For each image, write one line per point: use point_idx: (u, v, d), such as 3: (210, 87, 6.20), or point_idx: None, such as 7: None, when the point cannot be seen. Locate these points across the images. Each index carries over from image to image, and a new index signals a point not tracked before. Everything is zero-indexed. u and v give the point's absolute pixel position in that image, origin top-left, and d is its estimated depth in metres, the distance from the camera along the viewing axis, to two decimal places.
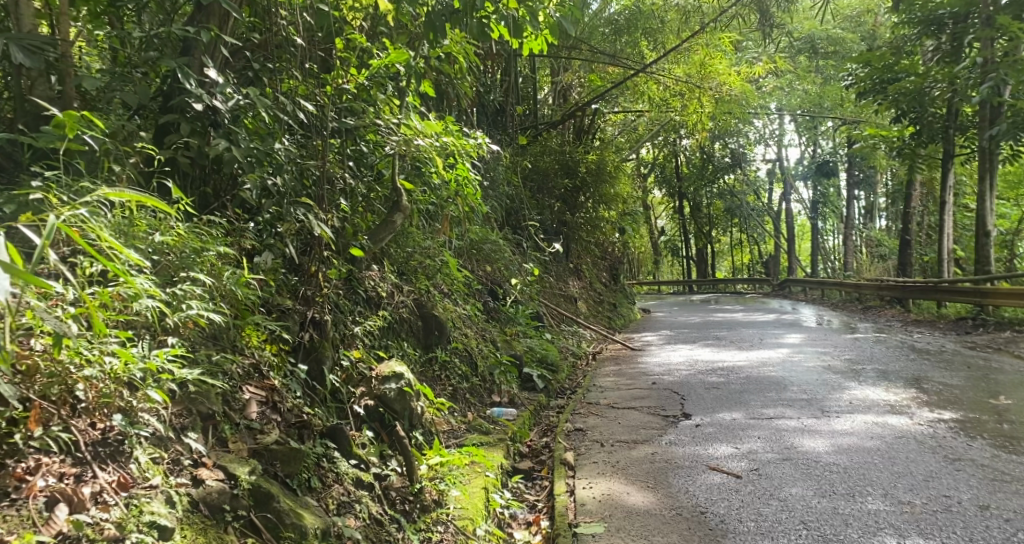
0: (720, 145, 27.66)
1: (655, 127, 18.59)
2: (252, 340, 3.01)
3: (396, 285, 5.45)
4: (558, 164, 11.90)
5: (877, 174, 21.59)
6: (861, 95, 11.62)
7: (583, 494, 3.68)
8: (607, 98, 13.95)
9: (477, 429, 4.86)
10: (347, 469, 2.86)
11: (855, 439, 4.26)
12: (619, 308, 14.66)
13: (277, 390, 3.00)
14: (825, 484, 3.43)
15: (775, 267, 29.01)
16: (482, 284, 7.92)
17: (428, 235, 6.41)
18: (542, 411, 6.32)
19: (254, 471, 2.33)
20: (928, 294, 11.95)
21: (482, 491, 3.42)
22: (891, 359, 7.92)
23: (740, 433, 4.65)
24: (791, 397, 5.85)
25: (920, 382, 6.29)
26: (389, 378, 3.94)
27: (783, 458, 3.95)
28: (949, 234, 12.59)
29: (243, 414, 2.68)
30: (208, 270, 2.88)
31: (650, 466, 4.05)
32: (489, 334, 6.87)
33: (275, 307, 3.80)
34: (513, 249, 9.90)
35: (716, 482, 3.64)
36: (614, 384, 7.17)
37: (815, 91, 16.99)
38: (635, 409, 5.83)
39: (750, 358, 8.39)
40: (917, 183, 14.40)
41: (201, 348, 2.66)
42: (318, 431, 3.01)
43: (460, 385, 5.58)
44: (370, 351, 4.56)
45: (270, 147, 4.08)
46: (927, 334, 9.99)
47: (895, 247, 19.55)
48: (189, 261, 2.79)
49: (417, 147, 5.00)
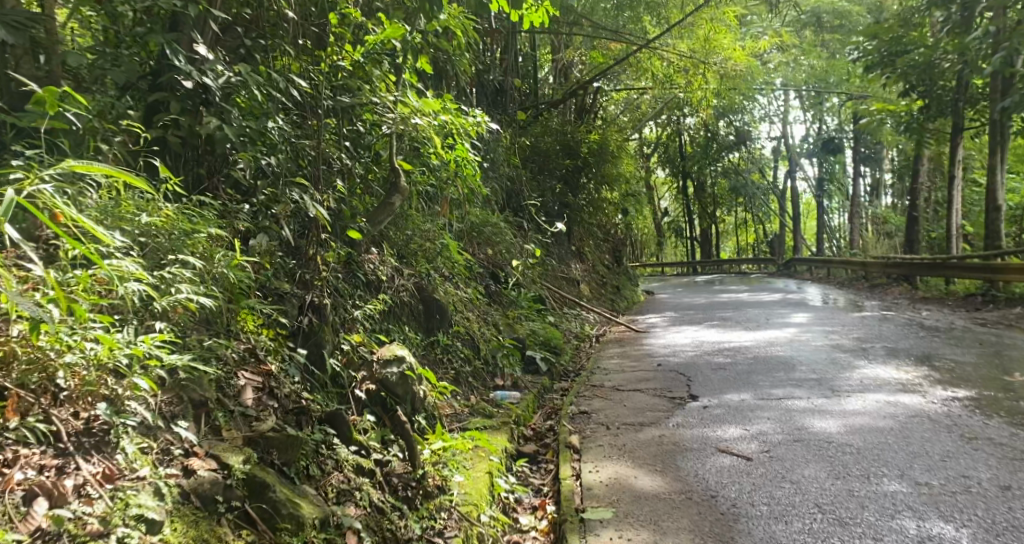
0: (723, 123, 27.37)
1: (658, 106, 18.36)
2: (246, 325, 2.94)
3: (396, 268, 5.36)
4: (560, 144, 11.73)
5: (884, 150, 21.33)
6: (868, 69, 11.41)
7: (590, 479, 3.60)
8: (609, 76, 13.73)
9: (480, 413, 4.78)
10: (348, 455, 2.78)
11: (868, 418, 4.16)
12: (622, 290, 14.56)
13: (274, 375, 2.92)
14: (839, 466, 3.34)
15: (780, 246, 28.82)
16: (483, 266, 7.82)
17: (428, 218, 6.30)
18: (546, 394, 6.25)
19: (249, 460, 2.24)
20: (936, 271, 11.81)
21: (486, 477, 3.33)
22: (900, 336, 7.81)
23: (749, 415, 4.56)
24: (799, 377, 5.77)
25: (931, 359, 6.19)
26: (390, 362, 3.87)
27: (794, 440, 3.86)
28: (957, 210, 12.42)
29: (238, 400, 2.60)
30: (200, 253, 2.79)
31: (657, 449, 3.97)
32: (492, 317, 6.79)
33: (272, 291, 3.72)
34: (515, 230, 9.79)
35: (726, 465, 3.55)
36: (619, 366, 7.09)
37: (821, 66, 16.72)
38: (641, 390, 5.75)
39: (756, 338, 8.29)
40: (925, 159, 14.19)
41: (192, 335, 2.57)
42: (316, 417, 2.93)
43: (462, 369, 5.50)
44: (370, 336, 4.48)
45: (264, 126, 4.00)
46: (936, 311, 9.87)
47: (901, 224, 19.33)
48: (179, 244, 2.69)
49: (414, 125, 4.95)
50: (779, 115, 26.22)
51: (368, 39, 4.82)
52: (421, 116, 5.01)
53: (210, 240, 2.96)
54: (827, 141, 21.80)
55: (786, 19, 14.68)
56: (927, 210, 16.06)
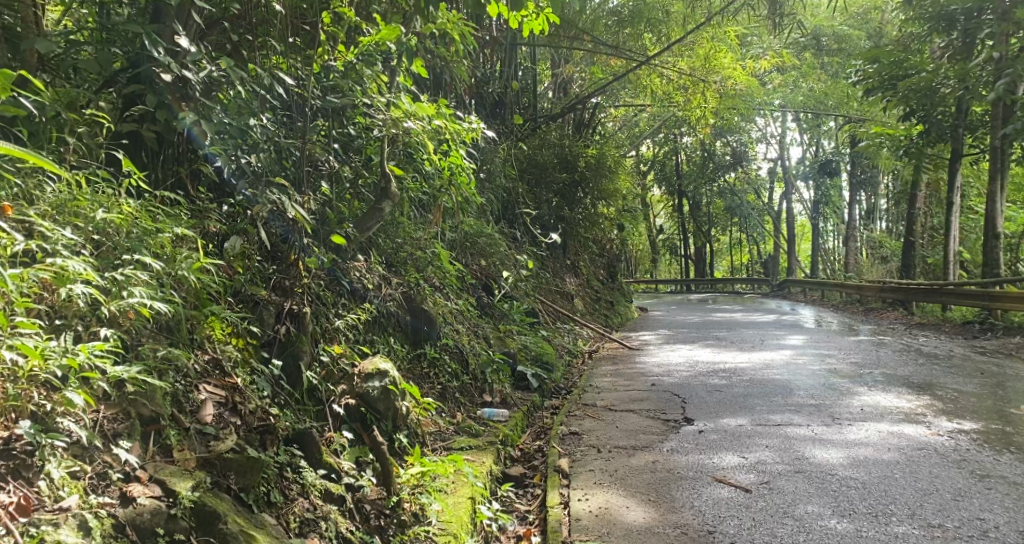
0: (721, 143, 27.36)
1: (656, 123, 18.31)
2: (215, 332, 2.72)
3: (383, 277, 5.15)
4: (556, 157, 11.55)
5: (880, 174, 21.27)
6: (869, 93, 11.26)
7: (579, 508, 3.38)
8: (608, 91, 13.61)
9: (466, 431, 4.55)
10: (315, 480, 2.56)
11: (871, 450, 3.95)
12: (616, 306, 14.35)
13: (239, 389, 2.69)
14: (844, 502, 3.13)
15: (774, 267, 28.69)
16: (475, 278, 7.60)
17: (419, 225, 6.11)
18: (536, 412, 6.02)
19: (199, 486, 2.04)
20: (933, 297, 11.65)
21: (467, 503, 3.11)
22: (900, 363, 7.62)
23: (747, 441, 4.35)
24: (798, 402, 5.57)
25: (933, 388, 5.99)
26: (371, 376, 3.66)
27: (794, 471, 3.65)
28: (955, 236, 12.31)
29: (196, 416, 2.38)
30: (162, 255, 2.57)
31: (650, 476, 3.75)
32: (482, 330, 6.56)
33: (246, 298, 3.50)
34: (509, 242, 9.59)
35: (724, 497, 3.33)
36: (612, 385, 6.86)
37: (820, 89, 16.62)
38: (634, 412, 5.53)
39: (752, 360, 8.08)
40: (923, 184, 14.11)
41: (148, 342, 2.34)
42: (283, 435, 2.71)
43: (449, 384, 5.26)
44: (353, 347, 4.25)
45: (246, 124, 3.80)
46: (934, 338, 9.70)
47: (897, 249, 19.24)
48: (136, 243, 2.46)
49: (407, 128, 4.78)
50: (776, 136, 26.20)
51: (362, 40, 4.68)
52: (414, 120, 4.82)
53: (174, 239, 2.74)
54: (823, 163, 21.73)
55: (786, 40, 14.61)
56: (925, 235, 15.95)
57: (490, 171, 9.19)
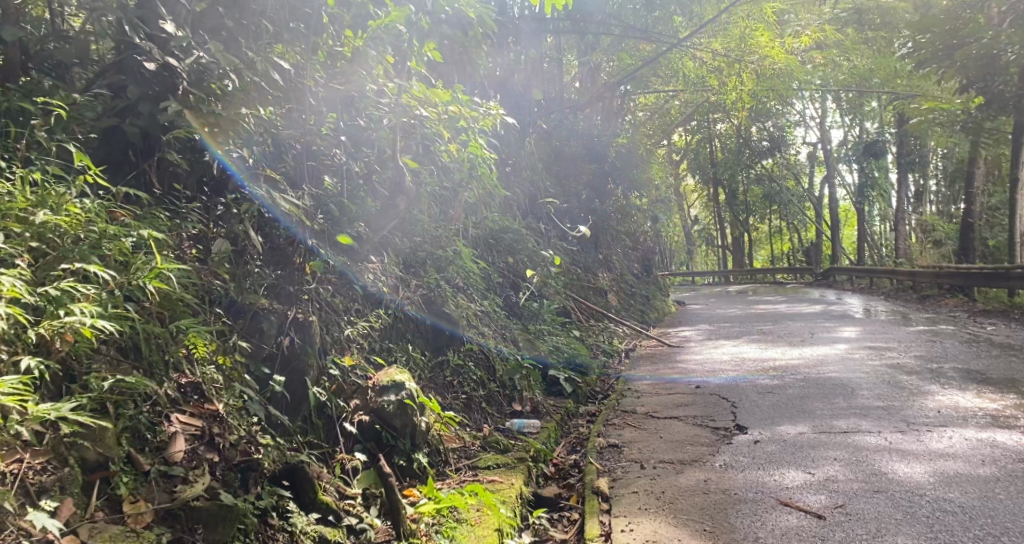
0: (756, 129, 26.40)
1: (689, 109, 17.61)
2: (200, 352, 2.41)
3: (401, 280, 4.83)
4: (585, 148, 11.04)
5: (930, 154, 20.15)
6: (920, 66, 10.42)
7: (622, 541, 2.92)
8: (638, 77, 13.02)
9: (494, 446, 4.12)
10: (307, 526, 2.17)
11: (961, 463, 3.52)
12: (653, 301, 13.72)
13: (220, 418, 2.32)
14: (943, 533, 2.68)
15: (817, 255, 27.52)
16: (503, 276, 7.17)
17: (440, 222, 5.73)
18: (570, 419, 5.48)
19: None
20: (997, 281, 10.82)
21: (493, 537, 2.68)
22: (971, 355, 6.97)
23: (813, 454, 3.84)
24: (863, 404, 5.03)
25: (1017, 385, 5.38)
26: (387, 389, 3.38)
27: (873, 491, 3.18)
28: (1020, 214, 11.43)
29: (163, 455, 2.00)
30: (113, 262, 2.18)
31: (702, 500, 3.27)
32: (510, 334, 6.10)
33: (239, 307, 3.12)
34: (539, 237, 9.13)
35: (793, 526, 2.86)
36: (653, 388, 6.34)
37: (864, 65, 15.66)
38: (678, 419, 5.05)
39: (804, 356, 7.47)
40: (982, 161, 13.20)
41: (101, 368, 1.98)
42: (271, 472, 2.33)
43: (476, 393, 4.81)
44: (367, 357, 3.92)
45: (239, 114, 3.34)
46: (1004, 327, 8.94)
47: (951, 232, 18.15)
48: (79, 249, 2.08)
49: (419, 116, 4.54)
50: (816, 119, 25.20)
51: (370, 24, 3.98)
52: (428, 105, 4.60)
53: (139, 245, 2.39)
54: (869, 144, 20.69)
55: (825, 15, 13.81)
56: (983, 216, 14.94)
57: (514, 165, 8.73)
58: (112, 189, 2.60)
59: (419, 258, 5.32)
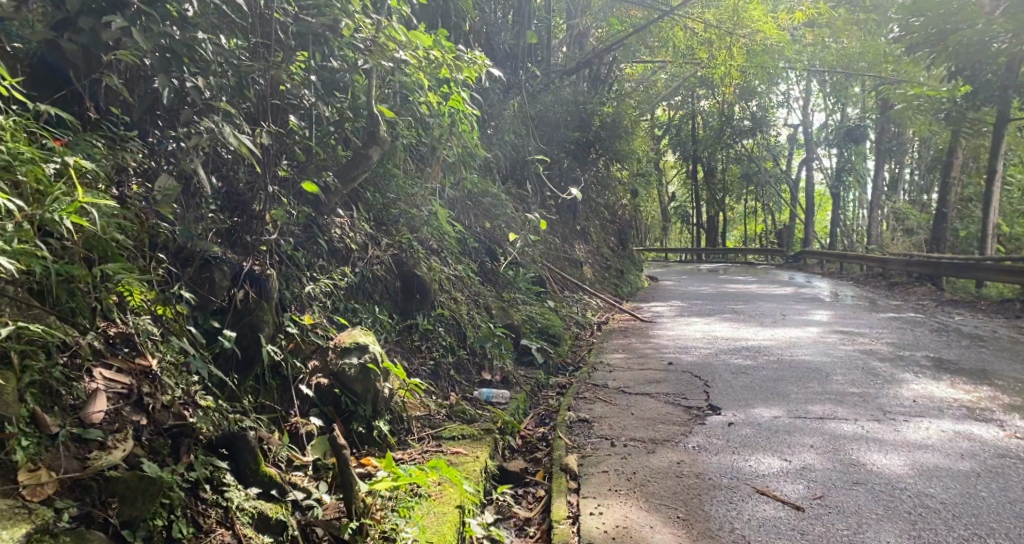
0: (739, 108, 26.21)
1: (675, 80, 17.28)
2: (136, 301, 2.19)
3: (370, 236, 4.55)
4: (570, 114, 10.69)
5: (908, 143, 20.20)
6: (912, 50, 10.24)
7: (590, 525, 2.75)
8: (626, 45, 12.67)
9: (460, 416, 3.91)
10: (244, 502, 1.99)
11: (939, 456, 3.42)
12: (627, 275, 13.54)
13: (153, 375, 2.09)
14: (927, 532, 2.56)
15: (790, 238, 27.65)
16: (478, 241, 6.89)
17: (415, 180, 5.42)
18: (540, 391, 5.29)
19: (37, 535, 1.45)
20: (967, 272, 10.87)
21: (453, 517, 2.47)
22: (942, 344, 6.97)
23: (787, 440, 3.72)
24: (838, 389, 4.95)
25: (989, 377, 5.34)
26: (349, 351, 3.14)
27: (852, 483, 3.06)
28: (995, 207, 11.43)
29: (79, 417, 1.79)
30: (26, 189, 1.91)
31: (675, 484, 3.11)
32: (483, 300, 5.86)
33: (187, 255, 2.81)
34: (516, 203, 8.84)
35: (770, 517, 2.72)
36: (626, 363, 6.18)
37: (854, 48, 15.49)
38: (650, 395, 4.91)
39: (776, 337, 7.38)
40: (961, 151, 13.18)
41: (2, 313, 1.73)
42: (208, 438, 2.13)
43: (444, 359, 4.58)
44: (329, 316, 3.66)
45: (194, 39, 2.91)
46: (971, 317, 8.99)
47: (923, 221, 18.27)
48: None
49: (398, 61, 4.07)
50: (799, 101, 25.07)
51: None
52: (408, 50, 4.14)
53: (61, 176, 2.11)
54: (849, 129, 20.64)
55: None
56: (956, 207, 15.03)
57: (496, 127, 8.41)
58: (32, 105, 2.27)
59: (392, 216, 5.02)
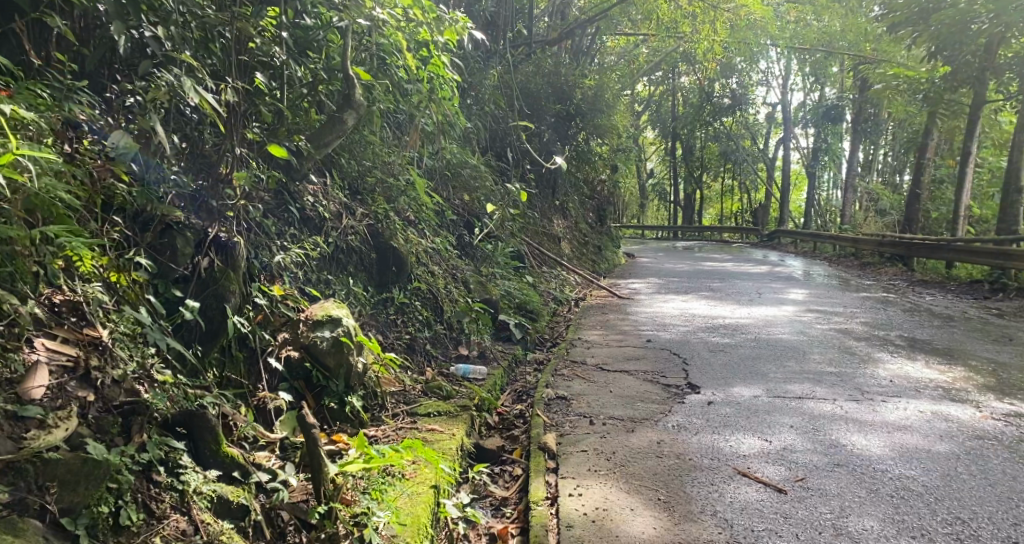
0: (719, 85, 26.10)
1: (657, 55, 17.08)
2: (86, 267, 2.05)
3: (343, 205, 4.36)
4: (550, 85, 10.48)
5: (884, 124, 20.30)
6: (895, 29, 10.16)
7: (569, 507, 2.66)
8: (609, 16, 12.43)
9: (436, 392, 3.78)
10: (202, 486, 1.86)
11: (918, 438, 3.40)
12: (604, 252, 13.47)
13: (103, 347, 1.94)
14: (909, 516, 2.52)
15: (765, 217, 27.81)
16: (456, 213, 6.72)
17: (392, 147, 5.22)
18: (517, 367, 5.19)
19: None
20: (937, 253, 10.99)
21: (428, 499, 2.37)
22: (915, 324, 7.02)
23: (767, 420, 3.67)
24: (816, 368, 4.93)
25: (963, 357, 5.37)
26: (321, 324, 2.99)
27: (834, 465, 3.01)
28: (967, 188, 11.45)
29: (16, 393, 1.65)
30: None
31: (656, 465, 3.04)
32: (460, 274, 5.72)
33: (145, 217, 2.61)
34: (496, 175, 8.67)
35: (752, 500, 2.66)
36: (604, 339, 6.11)
37: (835, 27, 15.43)
38: (629, 373, 4.84)
39: (753, 316, 7.38)
40: (937, 133, 13.24)
41: None
42: (164, 416, 1.99)
43: (419, 334, 4.44)
44: (301, 287, 3.49)
45: None
46: (941, 298, 9.09)
47: (896, 203, 18.45)
48: None
49: (375, 20, 3.86)
50: (778, 79, 25.01)
51: None
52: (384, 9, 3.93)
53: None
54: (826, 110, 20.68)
55: None
56: (928, 189, 15.17)
57: (476, 97, 8.18)
58: None
59: (367, 185, 4.83)
